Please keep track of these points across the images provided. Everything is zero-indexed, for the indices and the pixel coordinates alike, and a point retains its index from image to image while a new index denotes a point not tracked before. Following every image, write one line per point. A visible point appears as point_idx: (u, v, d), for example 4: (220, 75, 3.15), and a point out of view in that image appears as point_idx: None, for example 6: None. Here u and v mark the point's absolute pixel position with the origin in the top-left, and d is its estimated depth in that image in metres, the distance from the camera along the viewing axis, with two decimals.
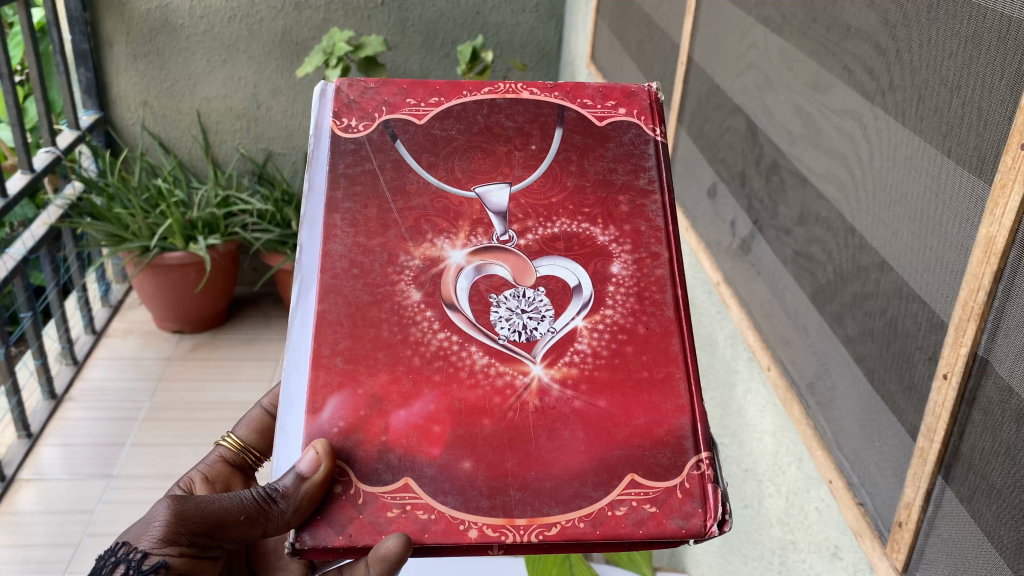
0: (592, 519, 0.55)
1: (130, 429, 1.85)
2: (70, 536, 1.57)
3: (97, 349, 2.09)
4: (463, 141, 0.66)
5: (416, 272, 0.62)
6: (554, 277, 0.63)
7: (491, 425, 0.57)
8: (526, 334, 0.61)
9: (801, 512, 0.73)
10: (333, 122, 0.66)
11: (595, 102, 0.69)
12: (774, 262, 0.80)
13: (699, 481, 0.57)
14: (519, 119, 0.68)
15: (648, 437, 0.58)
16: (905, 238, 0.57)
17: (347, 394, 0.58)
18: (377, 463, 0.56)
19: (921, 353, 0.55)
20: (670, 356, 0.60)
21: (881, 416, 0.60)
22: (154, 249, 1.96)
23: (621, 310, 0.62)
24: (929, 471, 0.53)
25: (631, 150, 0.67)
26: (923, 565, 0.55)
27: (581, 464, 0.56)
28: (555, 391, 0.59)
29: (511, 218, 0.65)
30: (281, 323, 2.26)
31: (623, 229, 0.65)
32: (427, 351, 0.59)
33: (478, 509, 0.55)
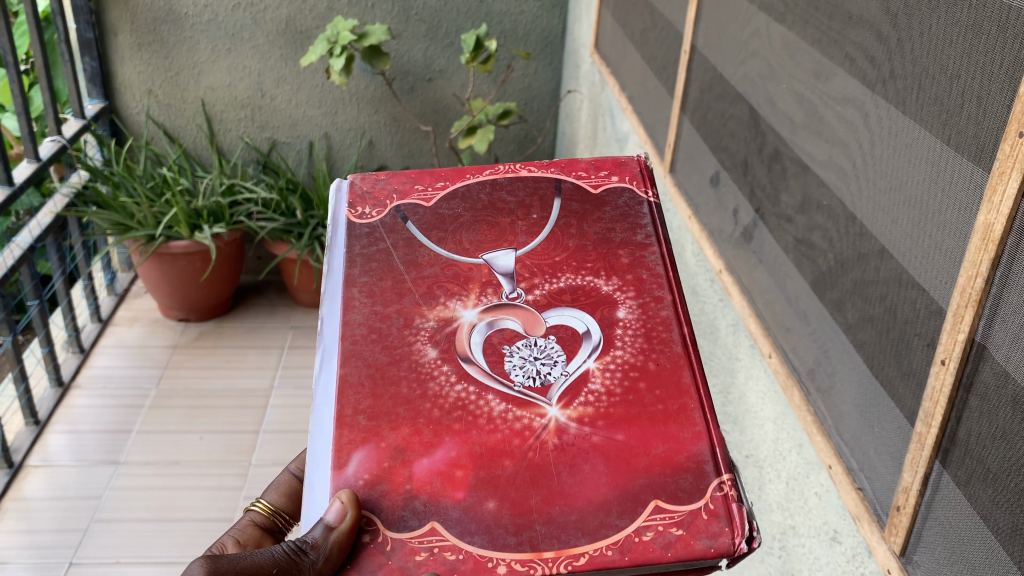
0: (619, 547, 0.53)
1: (137, 415, 1.86)
2: (77, 522, 1.59)
3: (102, 337, 2.10)
4: (469, 217, 0.69)
5: (431, 332, 0.62)
6: (563, 326, 0.63)
7: (513, 466, 0.55)
8: (540, 379, 0.60)
9: (801, 497, 0.74)
10: (348, 211, 0.69)
11: (589, 173, 0.72)
12: (776, 250, 0.80)
13: (723, 501, 0.54)
14: (519, 194, 0.71)
15: (668, 465, 0.56)
16: (904, 225, 0.57)
17: (371, 448, 0.56)
18: (403, 510, 0.54)
19: (919, 339, 0.55)
20: (682, 389, 0.59)
21: (880, 403, 0.61)
22: (160, 237, 1.97)
23: (631, 350, 0.61)
24: (926, 456, 0.54)
25: (627, 211, 0.69)
26: (921, 548, 0.56)
27: (604, 496, 0.54)
28: (573, 429, 0.57)
29: (518, 277, 0.65)
30: (286, 311, 2.27)
31: (625, 279, 0.65)
32: (446, 403, 0.58)
33: (505, 546, 0.52)
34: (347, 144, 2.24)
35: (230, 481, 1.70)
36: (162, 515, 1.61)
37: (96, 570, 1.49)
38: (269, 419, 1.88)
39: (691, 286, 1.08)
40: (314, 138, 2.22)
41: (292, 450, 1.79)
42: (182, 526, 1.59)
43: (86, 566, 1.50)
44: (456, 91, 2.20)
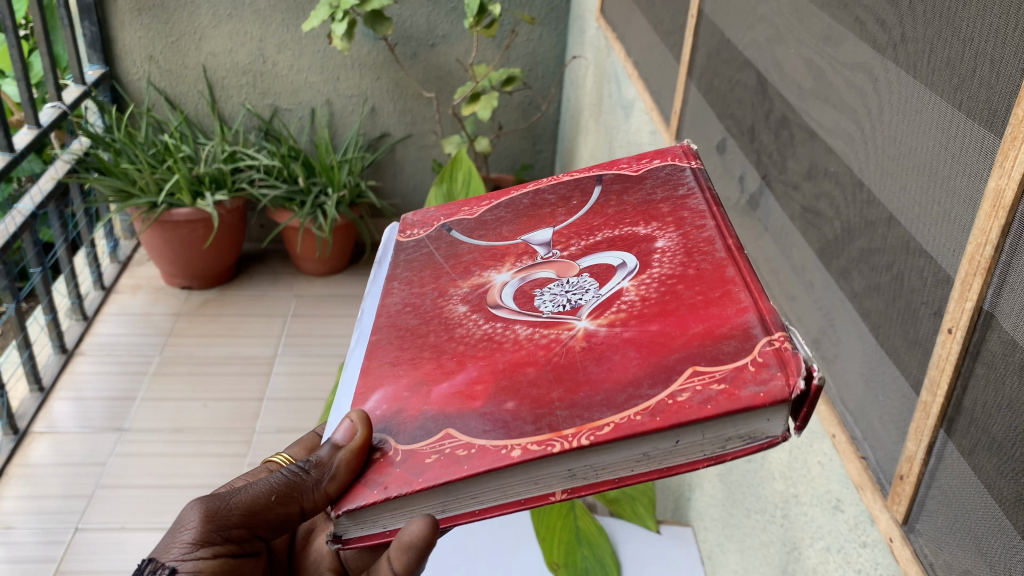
0: (650, 411, 0.43)
1: (141, 382, 1.87)
2: (83, 488, 1.60)
3: (105, 305, 2.10)
4: (510, 216, 0.67)
5: (465, 296, 0.58)
6: (598, 264, 0.57)
7: (536, 372, 0.48)
8: (570, 304, 0.54)
9: (804, 465, 0.74)
10: (399, 236, 0.69)
11: (630, 166, 0.68)
12: (782, 218, 0.79)
13: (773, 353, 0.44)
14: (560, 192, 0.68)
15: (708, 338, 0.46)
16: (912, 193, 0.56)
17: (391, 387, 0.52)
18: (415, 428, 0.48)
19: (926, 309, 0.55)
20: (726, 279, 0.50)
21: (885, 371, 0.60)
22: (162, 205, 1.97)
23: (669, 264, 0.54)
24: (931, 425, 0.54)
25: (669, 176, 0.64)
26: (923, 517, 0.56)
27: (634, 374, 0.46)
28: (602, 332, 0.50)
29: (556, 243, 0.61)
30: (289, 279, 2.27)
31: (664, 221, 0.59)
32: (471, 339, 0.53)
33: (521, 433, 0.44)
34: (349, 111, 2.22)
35: (234, 448, 1.71)
36: (166, 481, 1.62)
37: (102, 535, 1.51)
38: (273, 386, 1.88)
39: None
40: (316, 105, 2.21)
41: (296, 417, 1.79)
42: (186, 492, 1.60)
43: (93, 531, 1.51)
44: (459, 57, 2.18)
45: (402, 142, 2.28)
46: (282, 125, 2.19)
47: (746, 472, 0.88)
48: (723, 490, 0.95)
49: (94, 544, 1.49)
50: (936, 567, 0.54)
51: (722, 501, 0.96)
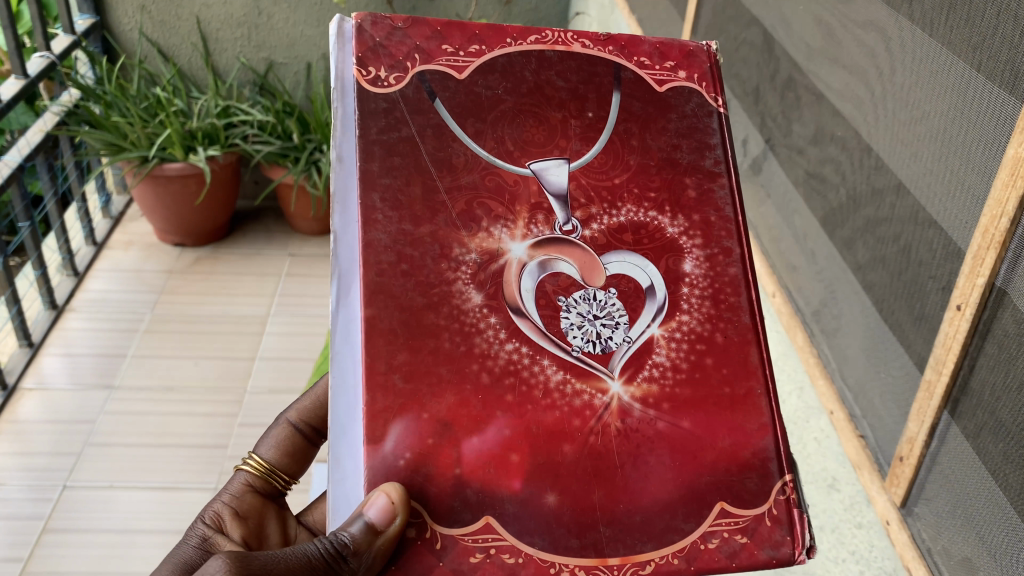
0: (685, 554, 0.49)
1: (131, 339, 1.85)
2: (71, 445, 1.58)
3: (96, 261, 2.07)
4: (511, 104, 0.55)
5: (474, 270, 0.51)
6: (626, 277, 0.54)
7: (574, 452, 0.49)
8: (601, 345, 0.52)
9: (800, 441, 0.71)
10: (356, 72, 0.53)
11: (653, 62, 0.58)
12: (785, 183, 0.76)
13: (785, 507, 0.51)
14: (572, 78, 0.57)
15: (734, 462, 0.51)
16: (924, 160, 0.53)
17: (411, 419, 0.48)
18: (453, 500, 0.47)
19: (934, 287, 0.52)
20: (749, 368, 0.53)
21: (888, 345, 0.57)
22: (153, 159, 1.93)
23: (697, 316, 0.53)
24: (934, 406, 0.51)
25: (695, 124, 0.57)
26: (922, 501, 0.53)
27: (670, 495, 0.49)
28: (637, 412, 0.51)
29: (573, 203, 0.54)
30: (283, 237, 2.24)
31: (690, 220, 0.55)
32: (495, 367, 0.50)
33: (568, 550, 0.47)
34: None
35: (225, 408, 1.69)
36: (156, 440, 1.61)
37: (90, 493, 1.49)
38: (266, 346, 1.86)
39: None
40: (312, 59, 2.15)
41: (288, 378, 1.78)
42: (175, 452, 1.58)
43: (80, 489, 1.50)
44: (459, 12, 2.12)
45: None
46: (277, 80, 2.15)
47: None
48: None
49: (81, 501, 1.48)
50: (935, 553, 0.52)
51: None
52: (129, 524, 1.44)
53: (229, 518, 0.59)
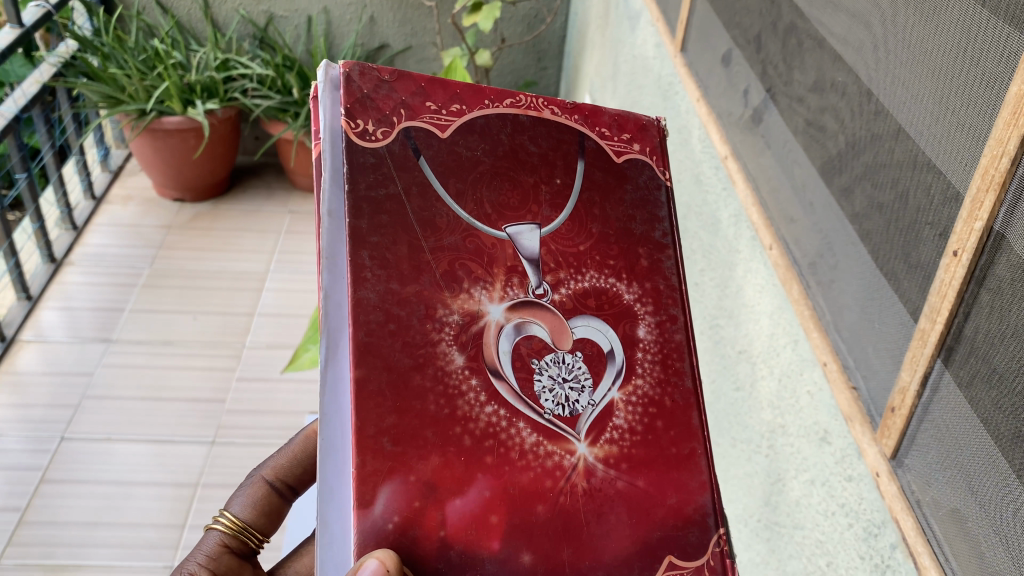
0: None
1: (131, 294, 1.84)
2: (69, 397, 1.59)
3: (95, 215, 2.06)
4: (488, 165, 0.56)
5: (457, 331, 0.52)
6: (590, 341, 0.56)
7: (546, 512, 0.51)
8: (570, 408, 0.53)
9: (793, 395, 0.70)
10: (345, 123, 0.53)
11: (611, 133, 0.61)
12: (785, 133, 0.74)
13: (720, 557, 0.53)
14: (543, 143, 0.59)
15: (679, 517, 0.53)
16: (925, 102, 0.51)
17: (399, 482, 0.48)
18: (437, 562, 0.48)
19: (930, 244, 0.50)
20: (692, 430, 0.56)
21: (883, 296, 0.56)
22: (152, 112, 1.91)
23: (650, 380, 0.56)
24: (928, 354, 0.50)
25: (647, 196, 0.60)
26: (913, 452, 0.52)
27: (627, 549, 0.52)
28: (600, 472, 0.52)
29: (544, 267, 0.56)
30: (284, 194, 2.22)
31: (643, 288, 0.58)
32: (476, 429, 0.51)
33: None
34: (347, 19, 2.14)
35: (223, 362, 1.69)
36: (154, 393, 1.61)
37: (87, 445, 1.50)
38: (265, 301, 1.86)
39: (693, 172, 1.01)
40: (313, 13, 2.12)
41: (287, 334, 1.77)
42: (173, 405, 1.59)
43: (78, 441, 1.50)
44: None
45: (402, 54, 2.21)
46: (276, 33, 2.11)
47: (734, 400, 0.84)
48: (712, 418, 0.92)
49: (79, 453, 1.48)
50: (923, 504, 0.51)
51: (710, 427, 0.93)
52: (127, 475, 1.45)
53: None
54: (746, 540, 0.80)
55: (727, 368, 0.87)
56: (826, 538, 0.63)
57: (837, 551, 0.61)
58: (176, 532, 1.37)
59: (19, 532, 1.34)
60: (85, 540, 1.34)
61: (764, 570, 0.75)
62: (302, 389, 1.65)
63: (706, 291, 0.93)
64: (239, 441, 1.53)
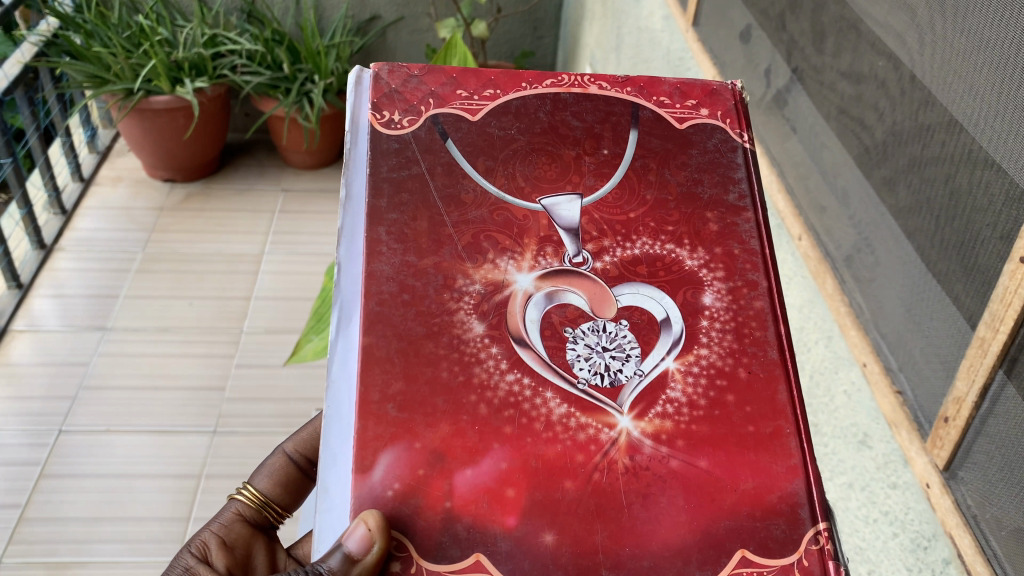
0: None
1: (124, 279, 1.80)
2: (65, 388, 1.55)
3: (84, 198, 2.01)
4: (524, 142, 0.58)
5: (478, 300, 0.52)
6: (639, 308, 0.53)
7: (575, 489, 0.47)
8: (610, 377, 0.51)
9: (827, 394, 0.67)
10: (372, 116, 0.58)
11: (673, 101, 0.61)
12: (813, 117, 0.71)
13: (817, 558, 0.47)
14: (587, 118, 0.60)
15: (758, 506, 0.48)
16: (983, 94, 0.48)
17: (402, 449, 0.47)
18: (442, 535, 0.46)
19: (984, 249, 0.48)
20: (777, 407, 0.50)
21: (932, 297, 0.53)
22: (139, 92, 1.86)
23: (718, 350, 0.52)
24: (989, 365, 0.47)
25: (717, 159, 0.59)
26: (968, 465, 0.49)
27: (683, 539, 0.47)
28: (647, 448, 0.49)
29: (584, 235, 0.56)
30: (276, 172, 2.17)
31: (712, 253, 0.55)
32: (494, 398, 0.49)
33: None
34: None
35: (221, 349, 1.66)
36: (151, 383, 1.57)
37: (85, 438, 1.47)
38: (261, 285, 1.82)
39: None
40: None
41: (285, 318, 1.74)
42: (171, 395, 1.55)
43: (76, 434, 1.47)
44: None
45: (394, 25, 2.14)
46: (265, 7, 2.05)
47: None
48: None
49: (77, 446, 1.45)
50: (982, 521, 0.48)
51: None
52: (127, 468, 1.42)
53: (215, 546, 0.59)
54: None
55: None
56: (867, 545, 0.61)
57: (880, 560, 0.59)
58: (180, 525, 1.34)
59: (20, 530, 1.32)
60: (87, 536, 1.32)
61: None
62: (303, 376, 1.62)
63: None
64: (240, 431, 1.50)
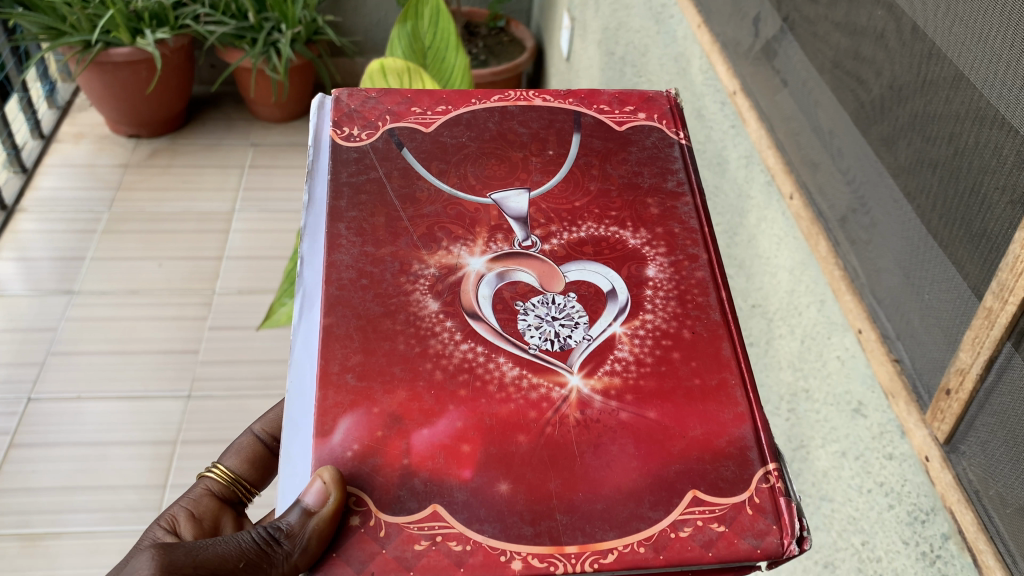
0: (653, 543, 0.44)
1: (91, 240, 1.75)
2: (33, 354, 1.51)
3: (45, 155, 1.94)
4: (475, 148, 0.59)
5: (432, 282, 0.51)
6: (585, 282, 0.53)
7: (528, 442, 0.46)
8: (560, 343, 0.50)
9: (819, 359, 0.65)
10: (333, 131, 0.58)
11: (612, 108, 0.63)
12: (806, 71, 0.68)
13: (769, 495, 0.45)
14: (533, 125, 0.61)
15: (707, 450, 0.47)
16: (991, 45, 0.44)
17: (361, 413, 0.46)
18: (399, 490, 0.44)
19: (998, 215, 0.44)
20: (721, 361, 0.50)
21: (933, 263, 0.51)
22: (98, 44, 1.78)
23: (662, 315, 0.52)
24: (995, 337, 0.44)
25: (656, 154, 0.60)
26: (970, 438, 0.47)
27: (635, 482, 0.45)
28: (597, 403, 0.48)
29: (532, 223, 0.56)
30: (245, 126, 2.11)
31: (654, 232, 0.56)
32: (449, 365, 0.48)
33: (521, 538, 0.43)
34: None
35: (193, 311, 1.62)
36: (122, 347, 1.53)
37: (56, 405, 1.43)
38: (232, 244, 1.77)
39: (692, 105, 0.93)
40: None
41: (258, 278, 1.69)
42: (143, 359, 1.52)
43: (46, 401, 1.43)
44: None
45: None
46: None
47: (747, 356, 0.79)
48: None
49: (48, 414, 1.41)
50: (984, 497, 0.46)
51: None
52: (100, 435, 1.39)
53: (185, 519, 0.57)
54: None
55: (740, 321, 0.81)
56: (861, 515, 0.59)
57: (875, 531, 0.57)
58: (156, 493, 1.32)
59: None
60: (61, 506, 1.29)
61: None
62: (279, 339, 1.59)
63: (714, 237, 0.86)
64: (215, 395, 1.47)
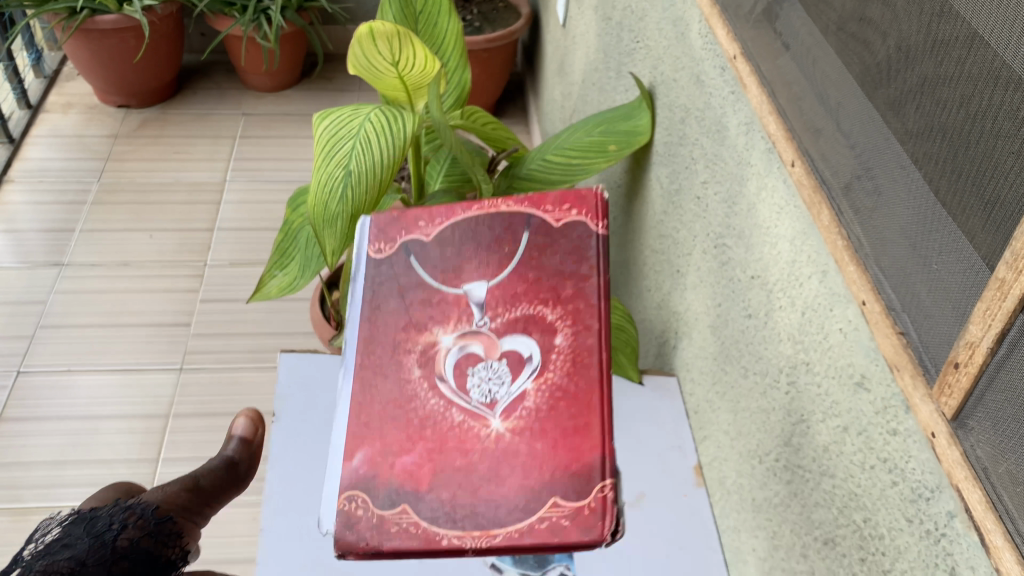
0: (518, 534, 0.65)
1: (80, 212, 1.72)
2: (22, 327, 1.49)
3: (33, 126, 1.91)
4: (453, 237, 0.77)
5: (421, 355, 0.73)
6: (513, 351, 0.72)
7: (460, 462, 0.68)
8: (490, 396, 0.71)
9: (821, 331, 0.63)
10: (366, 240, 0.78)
11: (554, 207, 0.76)
12: (809, 33, 0.65)
13: (601, 500, 0.65)
14: (492, 224, 0.77)
15: (568, 467, 0.67)
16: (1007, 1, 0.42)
17: (364, 449, 0.70)
18: (364, 484, 0.68)
19: (1011, 181, 0.42)
20: (592, 402, 0.69)
21: (942, 233, 0.49)
22: (84, 11, 1.74)
23: (558, 371, 0.70)
24: (1006, 310, 0.42)
25: (580, 245, 0.74)
26: (979, 414, 0.45)
27: (516, 493, 0.66)
28: (506, 437, 0.69)
29: (488, 307, 0.74)
30: (236, 95, 2.07)
31: (564, 310, 0.72)
32: (414, 415, 0.71)
33: (443, 524, 0.66)
34: None
35: (185, 283, 1.59)
36: (113, 320, 1.51)
37: (47, 379, 1.41)
38: (224, 215, 1.74)
39: (691, 69, 0.90)
40: None
41: (250, 250, 1.67)
42: (135, 332, 1.50)
43: (37, 375, 1.42)
44: None
45: None
46: None
47: (746, 328, 0.77)
48: (716, 343, 0.85)
49: (39, 388, 1.40)
50: (994, 475, 0.45)
51: (714, 357, 0.86)
52: (92, 408, 1.37)
53: None
54: (761, 480, 0.75)
55: (739, 292, 0.79)
56: (863, 492, 0.58)
57: (877, 508, 0.56)
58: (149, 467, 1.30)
59: None
60: (53, 480, 1.28)
61: (783, 514, 0.70)
62: (272, 311, 1.57)
63: (713, 207, 0.84)
64: (208, 367, 1.45)
